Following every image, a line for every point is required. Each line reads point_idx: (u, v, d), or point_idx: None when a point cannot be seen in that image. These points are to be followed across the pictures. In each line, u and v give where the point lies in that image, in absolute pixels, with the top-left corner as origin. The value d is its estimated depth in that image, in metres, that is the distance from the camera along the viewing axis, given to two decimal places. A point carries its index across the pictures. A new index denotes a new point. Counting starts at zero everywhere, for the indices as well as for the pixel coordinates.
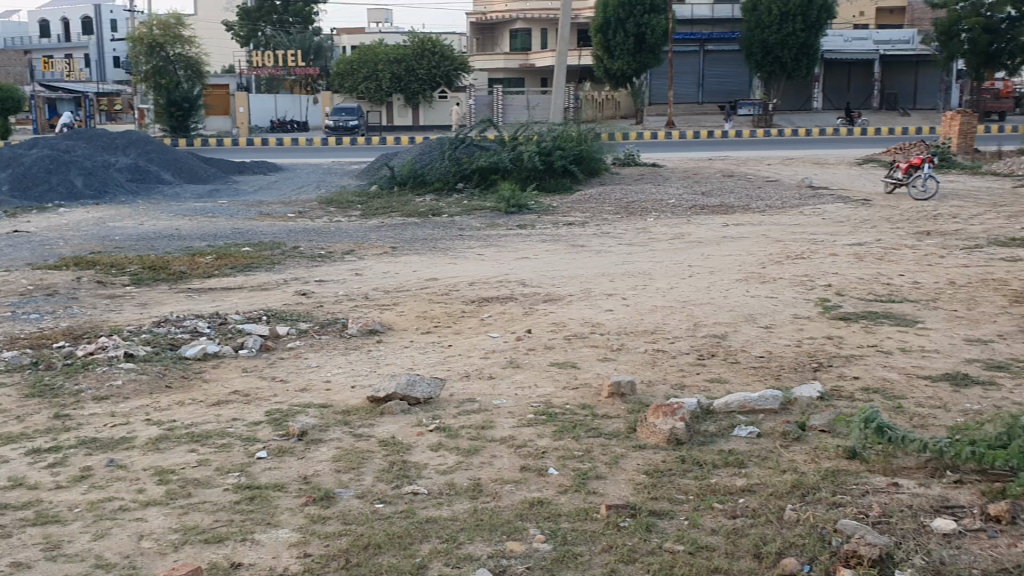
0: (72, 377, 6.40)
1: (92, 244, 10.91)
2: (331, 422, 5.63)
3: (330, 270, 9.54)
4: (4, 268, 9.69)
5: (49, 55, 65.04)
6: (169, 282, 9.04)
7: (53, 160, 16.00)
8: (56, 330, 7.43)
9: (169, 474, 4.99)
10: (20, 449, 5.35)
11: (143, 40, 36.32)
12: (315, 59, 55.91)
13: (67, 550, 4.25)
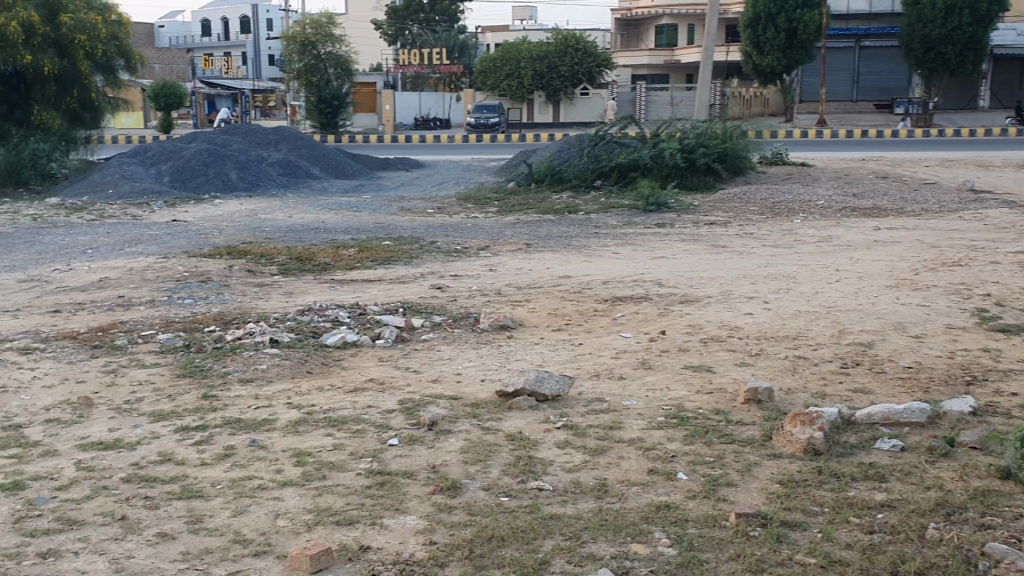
0: (220, 359, 6.73)
1: (244, 235, 11.44)
2: (461, 414, 5.70)
3: (465, 265, 9.66)
4: (162, 255, 10.30)
5: (209, 53, 68.57)
6: (314, 273, 9.37)
7: (210, 154, 16.93)
8: (207, 314, 7.83)
9: (306, 457, 5.17)
10: (170, 426, 5.66)
11: (296, 39, 37.98)
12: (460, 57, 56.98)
13: (208, 524, 4.46)
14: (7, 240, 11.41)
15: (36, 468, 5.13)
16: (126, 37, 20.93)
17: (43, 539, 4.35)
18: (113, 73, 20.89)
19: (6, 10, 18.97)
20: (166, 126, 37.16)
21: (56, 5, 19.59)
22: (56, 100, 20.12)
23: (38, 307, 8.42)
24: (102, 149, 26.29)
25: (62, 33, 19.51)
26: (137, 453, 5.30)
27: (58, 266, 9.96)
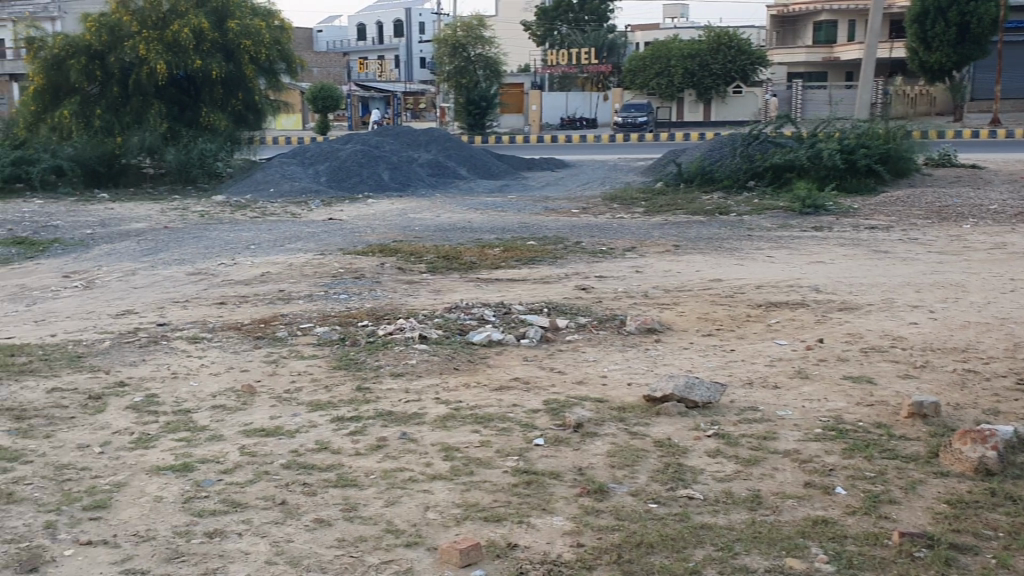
0: (373, 354, 6.91)
1: (395, 233, 11.74)
2: (607, 417, 5.64)
3: (612, 267, 9.61)
4: (319, 252, 10.69)
5: (363, 56, 70.93)
6: (461, 271, 9.52)
7: (364, 155, 17.50)
8: (360, 310, 8.07)
9: (454, 452, 5.24)
10: (326, 415, 5.86)
11: (447, 40, 38.74)
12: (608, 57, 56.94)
13: (362, 512, 4.59)
14: (179, 235, 12.11)
15: (203, 451, 5.41)
16: (288, 41, 21.88)
17: (210, 519, 4.57)
18: (275, 76, 21.88)
19: (180, 17, 20.20)
20: (323, 128, 38.65)
21: (224, 12, 20.73)
22: (223, 102, 21.25)
23: (207, 299, 8.90)
24: (265, 149, 27.59)
25: (229, 38, 20.60)
26: (295, 441, 5.50)
27: (224, 260, 10.49)
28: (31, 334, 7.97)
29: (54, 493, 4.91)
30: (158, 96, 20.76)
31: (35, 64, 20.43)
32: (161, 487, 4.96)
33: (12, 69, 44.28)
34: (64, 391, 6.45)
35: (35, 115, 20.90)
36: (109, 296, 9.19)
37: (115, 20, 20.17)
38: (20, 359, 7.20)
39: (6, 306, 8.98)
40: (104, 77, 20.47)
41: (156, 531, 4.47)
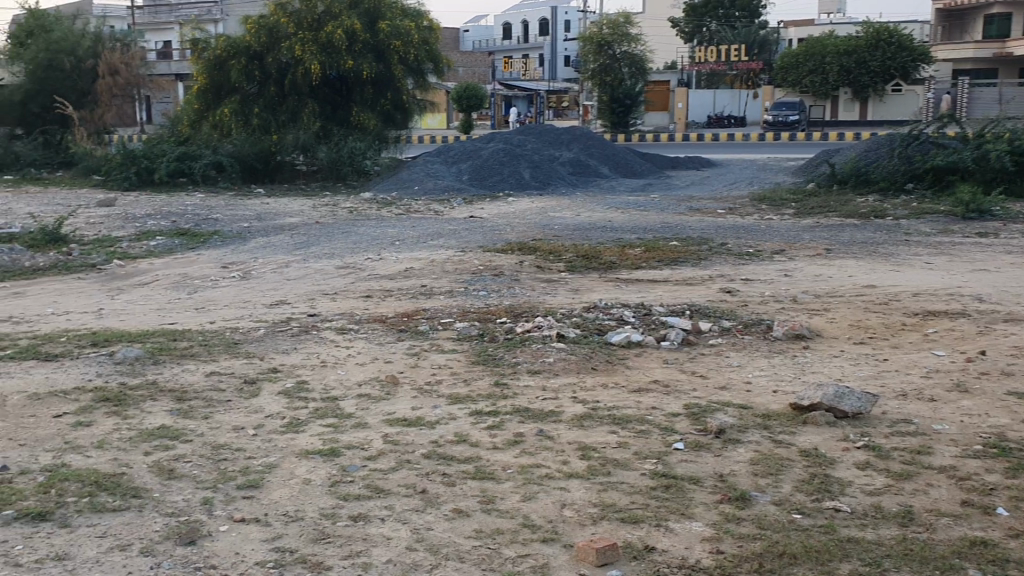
0: (511, 350, 6.97)
1: (535, 232, 11.80)
2: (750, 424, 5.50)
3: (758, 269, 9.37)
4: (460, 249, 10.88)
5: (509, 56, 71.78)
6: (600, 270, 9.50)
7: (506, 154, 17.70)
8: (500, 307, 8.16)
9: (592, 451, 5.22)
10: (465, 409, 5.95)
11: (593, 39, 38.70)
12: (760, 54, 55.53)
13: (499, 506, 4.63)
14: (329, 229, 12.59)
15: (349, 437, 5.60)
16: (436, 42, 22.38)
17: (354, 503, 4.72)
18: (423, 76, 22.41)
19: (334, 19, 21.00)
20: (467, 127, 39.31)
21: (376, 14, 21.43)
22: (372, 102, 21.92)
23: (353, 292, 9.19)
24: (410, 147, 28.29)
25: (380, 39, 21.24)
26: (436, 432, 5.61)
27: (370, 255, 10.81)
28: (192, 320, 8.44)
29: (211, 470, 5.18)
30: (311, 96, 21.63)
31: (199, 64, 21.61)
32: (309, 470, 5.16)
33: (180, 70, 46.98)
34: (221, 374, 6.81)
35: (198, 113, 22.11)
36: (263, 287, 9.63)
37: (273, 22, 21.14)
38: (182, 344, 7.64)
39: (170, 293, 9.54)
40: (262, 77, 21.49)
41: (303, 512, 4.65)
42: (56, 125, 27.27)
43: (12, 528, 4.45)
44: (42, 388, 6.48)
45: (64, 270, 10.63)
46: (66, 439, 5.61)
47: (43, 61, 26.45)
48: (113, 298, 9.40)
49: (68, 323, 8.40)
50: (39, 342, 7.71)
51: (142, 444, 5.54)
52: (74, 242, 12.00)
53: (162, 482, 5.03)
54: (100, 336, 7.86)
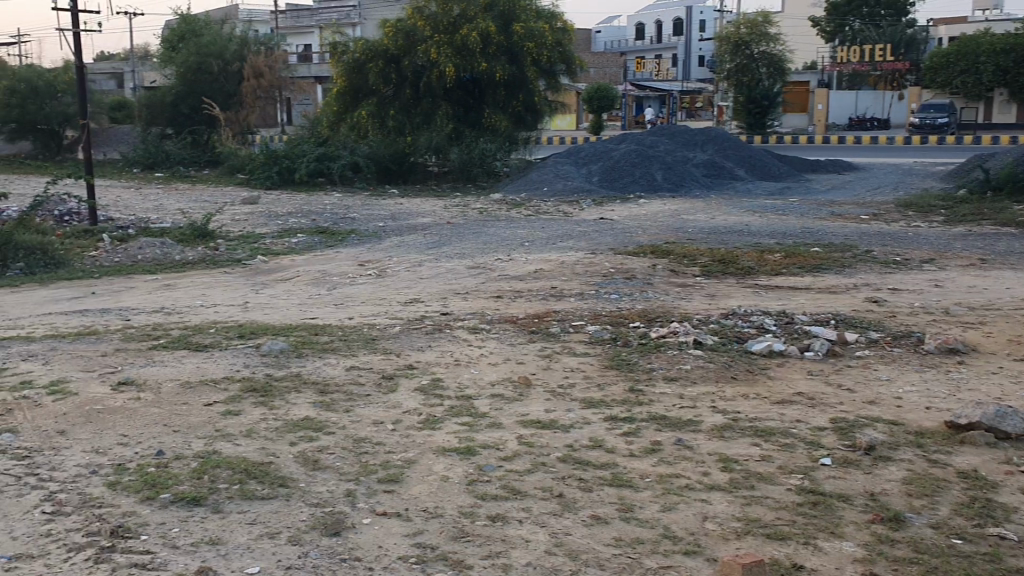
0: (646, 356, 6.86)
1: (668, 235, 11.62)
2: (903, 442, 5.25)
3: (906, 279, 8.94)
4: (591, 250, 10.81)
5: (642, 56, 71.11)
6: (737, 276, 9.26)
7: (638, 155, 17.53)
8: (633, 310, 8.05)
9: (733, 464, 5.08)
10: (601, 414, 5.88)
11: (730, 38, 37.46)
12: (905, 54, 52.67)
13: (639, 514, 4.55)
14: (459, 230, 12.74)
15: (484, 437, 5.62)
16: (569, 43, 22.38)
17: (492, 503, 4.73)
18: (555, 77, 22.45)
19: (469, 21, 21.25)
20: (597, 128, 39.18)
21: (511, 15, 21.59)
22: (504, 104, 22.08)
23: (485, 292, 9.26)
24: (541, 148, 28.41)
25: (514, 41, 21.36)
26: (571, 436, 5.57)
27: (501, 256, 10.86)
28: (332, 315, 8.66)
29: (353, 463, 5.30)
30: (445, 97, 21.96)
31: (338, 66, 22.28)
32: (447, 467, 5.21)
33: (320, 73, 48.48)
34: (361, 369, 6.97)
35: (337, 115, 22.81)
36: (397, 285, 9.81)
37: (410, 26, 21.57)
38: (323, 338, 7.84)
39: (310, 289, 9.83)
40: (398, 79, 21.98)
41: (443, 509, 4.70)
42: (203, 126, 28.57)
43: (170, 511, 4.68)
44: (194, 377, 6.78)
45: (211, 265, 11.12)
46: (217, 426, 5.85)
47: (193, 65, 28.17)
48: (257, 292, 9.76)
49: (217, 315, 8.77)
50: (190, 333, 8.07)
51: (287, 434, 5.71)
52: (221, 238, 12.55)
53: (307, 472, 5.17)
54: (246, 329, 8.17)
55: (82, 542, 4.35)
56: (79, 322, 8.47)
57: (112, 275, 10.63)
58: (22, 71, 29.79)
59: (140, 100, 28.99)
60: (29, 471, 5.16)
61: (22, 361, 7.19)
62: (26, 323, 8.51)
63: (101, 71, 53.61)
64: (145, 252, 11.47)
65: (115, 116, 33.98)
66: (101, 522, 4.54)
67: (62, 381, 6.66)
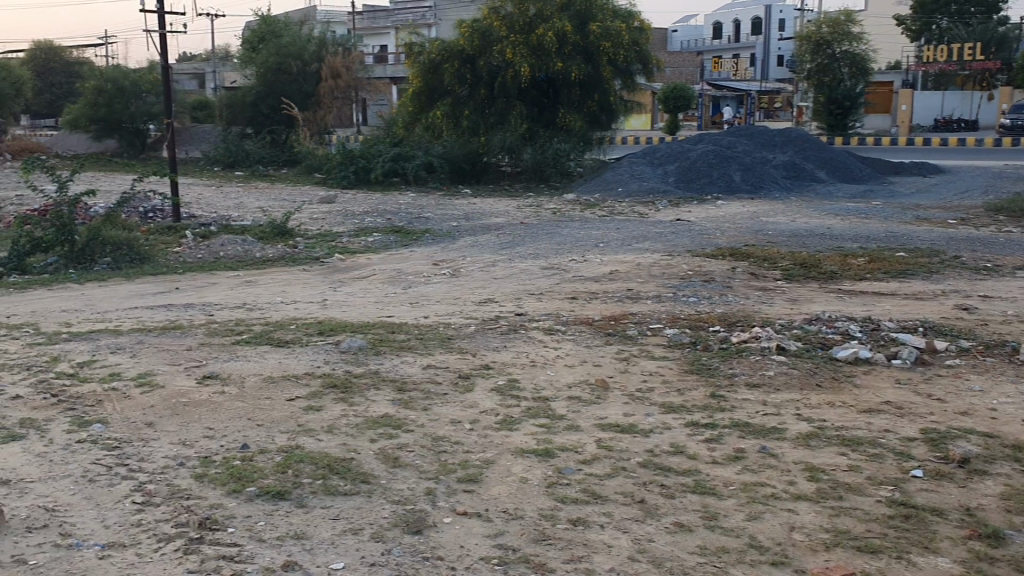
0: (727, 360, 6.74)
1: (746, 237, 11.44)
2: (999, 455, 5.06)
3: (998, 286, 8.64)
4: (668, 252, 10.70)
5: (719, 56, 70.29)
6: (819, 280, 9.07)
7: (715, 155, 17.30)
8: (712, 314, 7.93)
9: (820, 473, 4.96)
10: (681, 419, 5.80)
11: (811, 38, 36.38)
12: (996, 52, 51.15)
13: (724, 523, 4.47)
14: (533, 230, 12.73)
15: (563, 439, 5.58)
16: (646, 42, 22.20)
17: (572, 506, 4.70)
18: (631, 77, 22.29)
19: (546, 21, 21.24)
20: (673, 127, 38.88)
21: (588, 15, 21.51)
22: (579, 103, 22.01)
23: (559, 292, 9.22)
24: (616, 149, 28.27)
25: (590, 41, 21.28)
26: (651, 440, 5.50)
27: (576, 256, 10.82)
28: (408, 314, 8.72)
29: (432, 462, 5.31)
30: (520, 97, 21.98)
31: (415, 67, 22.48)
32: (526, 469, 5.19)
33: (396, 73, 49.03)
34: (438, 367, 6.99)
35: (412, 115, 23.02)
36: (472, 284, 9.83)
37: (485, 26, 21.66)
38: (400, 336, 7.89)
39: (386, 288, 9.91)
40: (473, 79, 22.08)
41: (523, 510, 4.68)
42: (282, 126, 29.09)
43: (255, 505, 4.77)
44: (275, 372, 6.89)
45: (290, 262, 11.30)
46: (299, 422, 5.92)
47: (272, 66, 28.72)
48: (335, 290, 9.88)
49: (297, 312, 8.90)
50: (271, 328, 8.21)
51: (367, 431, 5.76)
52: (299, 236, 12.75)
53: (387, 469, 5.21)
54: (325, 325, 8.27)
55: (172, 533, 4.45)
56: (165, 317, 8.68)
57: (195, 271, 10.88)
58: (109, 71, 30.74)
59: (221, 100, 29.67)
60: (119, 461, 5.29)
61: (111, 353, 7.39)
62: (114, 317, 8.75)
63: (185, 72, 55.00)
64: (227, 249, 11.71)
65: (196, 116, 34.80)
66: (189, 513, 4.64)
67: (149, 374, 6.83)
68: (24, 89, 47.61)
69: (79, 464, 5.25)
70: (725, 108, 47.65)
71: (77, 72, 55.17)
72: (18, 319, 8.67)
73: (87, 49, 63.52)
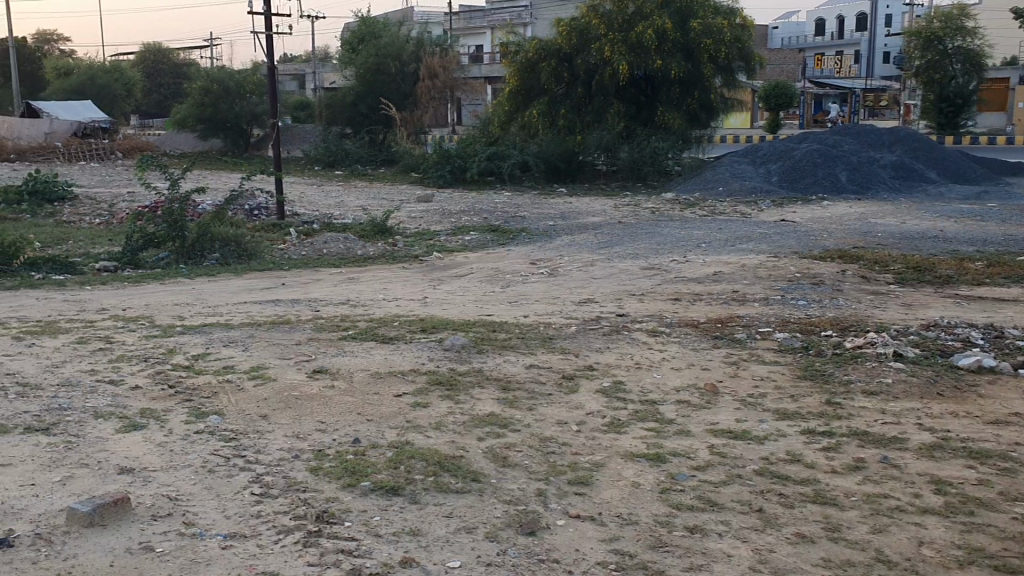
0: (841, 367, 6.54)
1: (855, 239, 11.10)
2: None
3: None
4: (773, 253, 10.45)
5: (821, 52, 68.63)
6: (934, 285, 8.73)
7: (821, 154, 16.87)
8: (823, 318, 7.71)
9: (948, 487, 4.75)
10: (796, 427, 5.64)
11: (920, 34, 34.19)
12: None
13: (847, 535, 4.32)
14: (632, 229, 12.61)
15: (674, 444, 5.49)
16: (748, 39, 21.80)
17: (688, 513, 4.61)
18: (732, 75, 21.91)
19: (645, 18, 21.06)
20: (774, 125, 38.15)
21: (688, 12, 21.25)
22: (678, 102, 21.74)
23: (662, 293, 9.10)
24: (716, 148, 27.80)
25: (690, 38, 21.06)
26: (765, 448, 5.36)
27: (677, 257, 10.68)
28: (508, 313, 8.72)
29: (541, 463, 5.28)
30: (617, 96, 21.84)
31: (512, 67, 22.58)
32: (637, 473, 5.11)
33: (490, 72, 49.26)
34: (541, 367, 6.96)
35: (508, 114, 23.15)
36: (571, 284, 9.77)
37: (584, 25, 21.76)
38: (502, 335, 7.91)
39: (485, 286, 9.96)
40: (570, 78, 22.13)
41: (638, 515, 4.61)
42: (381, 125, 29.61)
43: (370, 499, 4.82)
44: (382, 368, 6.97)
45: (391, 260, 11.45)
46: (407, 418, 5.97)
47: (372, 66, 29.24)
48: (435, 288, 9.97)
49: (399, 309, 9.00)
50: (375, 325, 8.31)
51: (474, 429, 5.77)
52: (399, 234, 12.93)
53: (497, 468, 5.20)
54: (427, 323, 8.33)
55: (290, 525, 4.52)
56: (273, 312, 8.87)
57: (300, 267, 11.12)
58: (215, 72, 31.75)
59: (322, 101, 30.31)
60: (236, 453, 5.41)
61: (224, 347, 7.58)
62: (224, 311, 8.98)
63: (286, 73, 56.33)
64: (329, 246, 11.93)
65: (296, 116, 35.61)
66: (307, 507, 4.72)
67: (261, 367, 6.99)
68: (134, 89, 49.57)
69: (199, 454, 5.38)
70: (828, 106, 46.39)
71: (185, 73, 57.20)
72: (134, 311, 8.98)
73: (193, 50, 65.68)
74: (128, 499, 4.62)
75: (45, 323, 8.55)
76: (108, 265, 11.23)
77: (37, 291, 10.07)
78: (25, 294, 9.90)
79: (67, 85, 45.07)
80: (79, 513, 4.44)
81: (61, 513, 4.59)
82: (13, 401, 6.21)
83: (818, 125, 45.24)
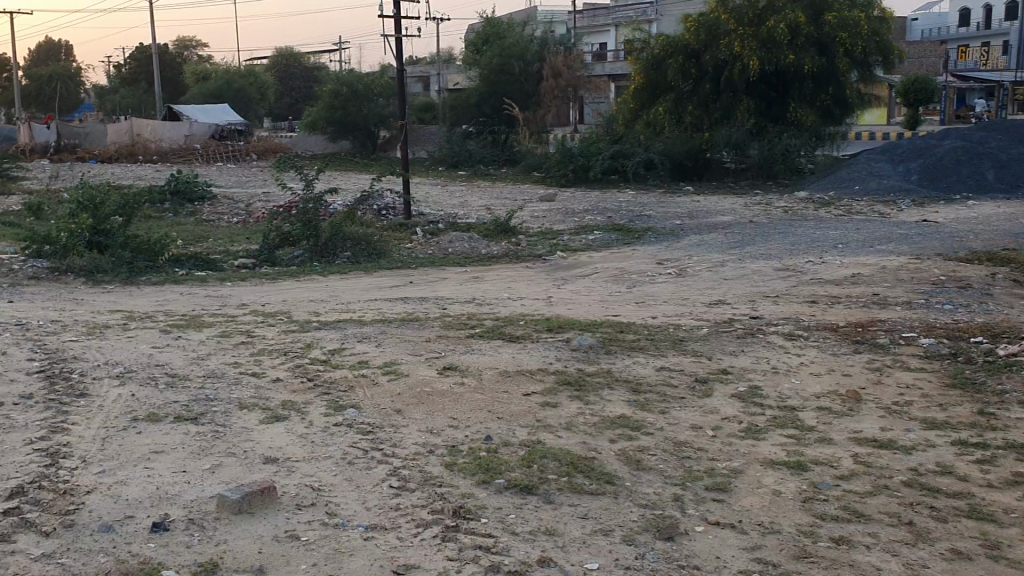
0: (995, 376, 6.20)
1: (1006, 240, 10.53)
2: None
3: None
4: (915, 255, 10.01)
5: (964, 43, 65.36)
6: None
7: (965, 151, 16.12)
8: (972, 324, 7.33)
9: None
10: (946, 437, 5.38)
11: None
12: None
13: (1008, 554, 4.10)
14: (763, 229, 12.30)
15: (815, 452, 5.31)
16: (887, 32, 21.00)
17: (833, 524, 4.45)
18: (869, 69, 21.15)
19: (777, 13, 20.58)
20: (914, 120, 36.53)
21: (823, 5, 20.67)
22: (812, 98, 21.13)
23: (797, 296, 8.83)
24: (851, 146, 26.86)
25: (825, 32, 20.45)
26: (913, 459, 5.13)
27: (811, 258, 10.35)
28: (636, 314, 8.63)
29: (677, 467, 5.19)
30: (747, 92, 21.42)
31: (638, 64, 22.48)
32: (778, 481, 4.96)
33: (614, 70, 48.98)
34: (672, 370, 6.85)
35: (633, 112, 23.00)
36: (700, 285, 9.60)
37: (713, 20, 21.35)
38: (630, 336, 7.83)
39: (610, 285, 9.90)
40: (698, 74, 21.79)
41: (779, 525, 4.48)
42: (504, 125, 29.89)
43: (505, 497, 4.84)
44: (511, 366, 7.00)
45: (516, 259, 11.52)
46: (537, 417, 5.97)
47: (496, 66, 29.52)
48: (560, 287, 9.98)
49: (525, 308, 9.03)
50: (501, 324, 8.36)
51: (606, 431, 5.72)
52: (523, 233, 12.99)
53: (631, 472, 5.14)
54: (555, 322, 8.33)
55: (429, 520, 4.59)
56: (403, 309, 9.04)
57: (427, 266, 11.31)
58: (344, 75, 32.71)
59: (448, 102, 30.83)
60: (373, 446, 5.53)
61: (357, 343, 7.77)
62: (356, 308, 9.22)
63: (413, 75, 57.49)
64: (455, 245, 12.08)
65: (421, 116, 36.28)
66: (444, 502, 4.78)
67: (393, 363, 7.12)
68: (267, 93, 51.54)
69: (338, 446, 5.52)
70: (973, 101, 44.14)
71: (317, 77, 59.16)
72: (272, 307, 9.30)
73: (324, 54, 67.79)
74: (273, 488, 4.76)
75: (191, 317, 8.96)
76: (247, 263, 11.70)
77: (181, 287, 10.55)
78: (171, 289, 10.39)
79: (207, 91, 47.29)
80: (229, 500, 4.60)
81: (212, 499, 4.77)
82: (164, 391, 6.51)
83: (960, 120, 43.14)
